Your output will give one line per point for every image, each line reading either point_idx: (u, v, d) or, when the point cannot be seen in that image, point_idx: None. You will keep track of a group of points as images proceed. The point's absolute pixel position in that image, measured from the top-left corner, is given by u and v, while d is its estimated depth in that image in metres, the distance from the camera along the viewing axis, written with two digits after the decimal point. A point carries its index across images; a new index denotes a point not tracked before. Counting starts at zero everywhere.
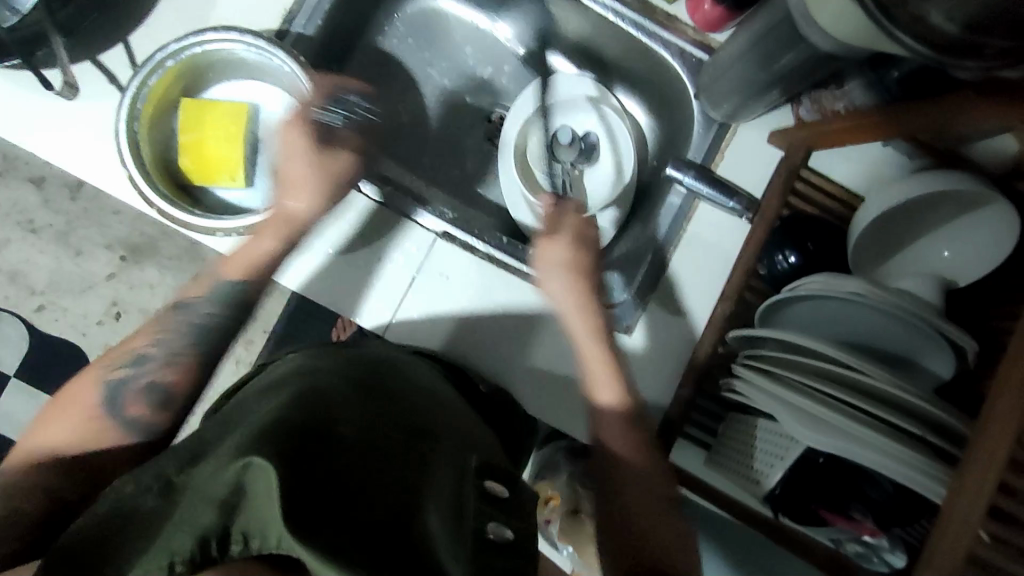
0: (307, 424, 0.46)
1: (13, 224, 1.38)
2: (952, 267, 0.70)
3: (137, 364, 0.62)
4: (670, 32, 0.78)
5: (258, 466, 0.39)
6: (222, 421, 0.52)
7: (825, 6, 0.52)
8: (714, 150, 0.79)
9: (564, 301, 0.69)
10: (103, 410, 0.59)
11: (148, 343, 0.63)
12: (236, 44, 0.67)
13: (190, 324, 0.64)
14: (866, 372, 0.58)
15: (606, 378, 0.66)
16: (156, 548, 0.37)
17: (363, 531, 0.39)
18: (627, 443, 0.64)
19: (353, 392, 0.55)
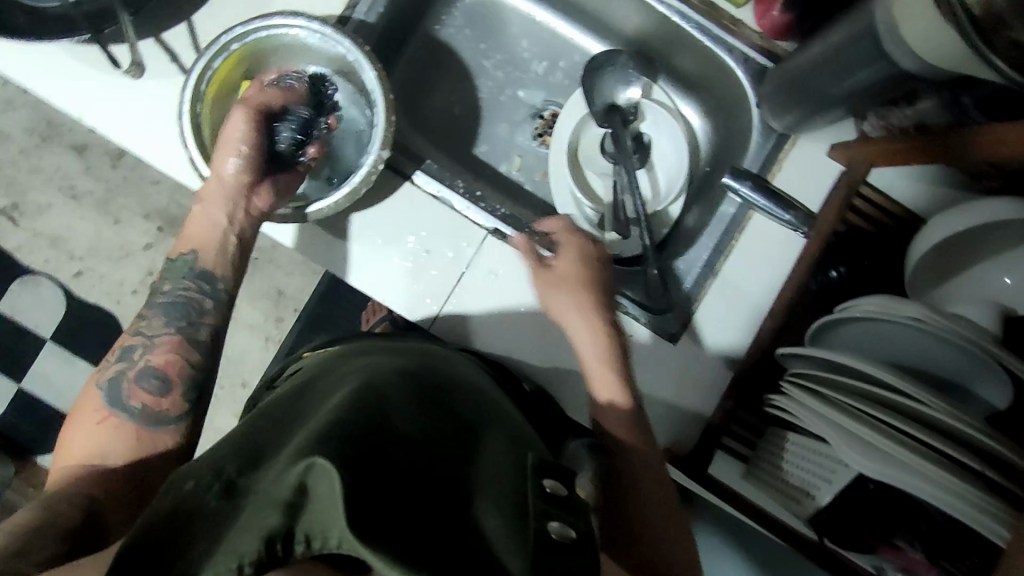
0: (365, 424, 0.46)
1: (54, 188, 1.39)
2: (1010, 296, 0.67)
3: (126, 358, 0.61)
4: (734, 38, 0.76)
5: (321, 468, 0.39)
6: (277, 417, 0.53)
7: (915, 27, 0.50)
8: (773, 159, 0.78)
9: (573, 323, 0.68)
10: (112, 408, 0.59)
11: (131, 336, 0.63)
12: (301, 30, 0.67)
13: (169, 303, 0.63)
14: (926, 403, 0.56)
15: (609, 380, 0.65)
16: (226, 545, 0.37)
17: (425, 532, 0.39)
18: (629, 436, 0.64)
19: (406, 391, 0.55)
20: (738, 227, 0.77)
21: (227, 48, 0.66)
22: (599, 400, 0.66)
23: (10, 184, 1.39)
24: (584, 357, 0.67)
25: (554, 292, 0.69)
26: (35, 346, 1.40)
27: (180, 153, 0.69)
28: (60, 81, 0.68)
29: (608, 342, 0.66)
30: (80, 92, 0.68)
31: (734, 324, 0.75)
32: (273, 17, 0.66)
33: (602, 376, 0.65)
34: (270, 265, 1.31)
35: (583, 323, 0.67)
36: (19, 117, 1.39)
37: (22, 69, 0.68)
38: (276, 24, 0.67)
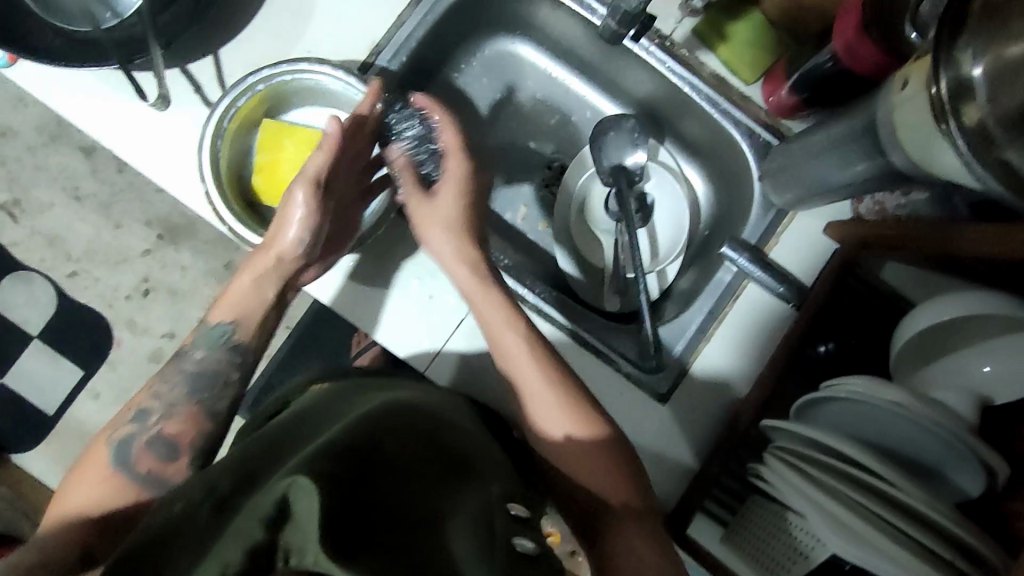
0: (357, 444, 0.49)
1: (58, 187, 1.40)
2: (991, 385, 0.68)
3: (141, 420, 0.67)
4: (742, 113, 0.78)
5: (303, 487, 0.42)
6: (290, 427, 0.56)
7: (915, 133, 0.53)
8: (771, 233, 0.80)
9: (445, 254, 0.71)
10: (118, 467, 0.65)
11: (149, 398, 0.68)
12: (324, 77, 0.70)
13: (182, 371, 0.68)
14: (896, 485, 0.58)
15: (562, 411, 0.66)
16: (211, 555, 0.39)
17: (392, 549, 0.42)
18: (612, 484, 0.64)
19: (402, 418, 0.58)
20: (732, 295, 0.79)
21: (253, 88, 0.68)
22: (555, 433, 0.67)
23: (14, 180, 1.40)
24: (525, 388, 0.68)
25: (420, 207, 0.72)
26: (22, 344, 1.39)
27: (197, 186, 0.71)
28: (89, 105, 0.70)
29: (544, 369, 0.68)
30: (107, 117, 0.71)
31: (722, 389, 0.77)
32: (299, 63, 0.69)
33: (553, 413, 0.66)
34: None
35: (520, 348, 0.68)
36: (30, 114, 1.40)
37: (52, 92, 0.70)
38: (302, 70, 0.69)
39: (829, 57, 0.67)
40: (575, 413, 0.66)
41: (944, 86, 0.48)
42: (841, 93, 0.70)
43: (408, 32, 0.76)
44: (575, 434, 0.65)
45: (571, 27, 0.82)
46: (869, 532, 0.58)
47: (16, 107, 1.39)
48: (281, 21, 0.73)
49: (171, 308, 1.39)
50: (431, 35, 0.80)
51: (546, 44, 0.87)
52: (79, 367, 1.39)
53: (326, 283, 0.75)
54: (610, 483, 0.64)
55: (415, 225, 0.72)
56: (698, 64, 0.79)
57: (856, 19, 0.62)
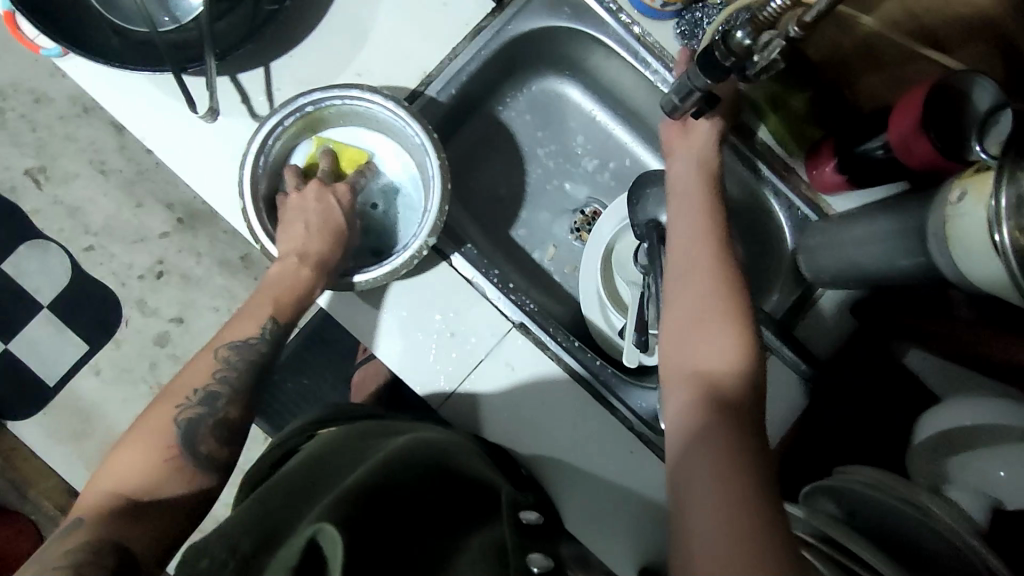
0: (369, 492, 0.54)
1: (85, 160, 1.40)
2: (1005, 488, 0.65)
3: (208, 403, 0.62)
4: (786, 184, 0.78)
5: (327, 534, 0.47)
6: (314, 469, 0.60)
7: (967, 244, 0.52)
8: (798, 308, 0.80)
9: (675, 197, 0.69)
10: (180, 449, 0.59)
11: (210, 379, 0.63)
12: (374, 106, 0.69)
13: (247, 358, 0.65)
14: None
15: (711, 323, 0.58)
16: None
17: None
18: (734, 392, 0.53)
19: (415, 460, 0.61)
20: None
21: (301, 110, 0.69)
22: (688, 363, 0.57)
23: (41, 146, 1.39)
24: (677, 250, 0.64)
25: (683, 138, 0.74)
26: (31, 312, 1.39)
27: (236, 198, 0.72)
28: (139, 107, 0.71)
29: (719, 256, 0.62)
30: (155, 120, 0.71)
31: None
32: (350, 89, 0.68)
33: (702, 291, 0.60)
34: None
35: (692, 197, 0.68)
36: (66, 85, 1.40)
37: (104, 88, 0.71)
38: (353, 96, 0.69)
39: (881, 144, 0.67)
40: (740, 340, 0.56)
41: (1001, 205, 0.48)
42: (882, 176, 0.70)
43: (461, 66, 0.76)
44: (727, 351, 0.56)
45: (623, 76, 0.81)
46: None
47: (53, 75, 1.39)
48: (336, 42, 0.74)
49: (183, 293, 1.39)
50: (484, 69, 0.79)
51: (594, 88, 0.87)
52: (85, 342, 1.38)
53: (349, 310, 0.75)
54: (714, 452, 0.48)
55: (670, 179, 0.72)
56: (746, 131, 0.78)
57: (913, 116, 0.61)
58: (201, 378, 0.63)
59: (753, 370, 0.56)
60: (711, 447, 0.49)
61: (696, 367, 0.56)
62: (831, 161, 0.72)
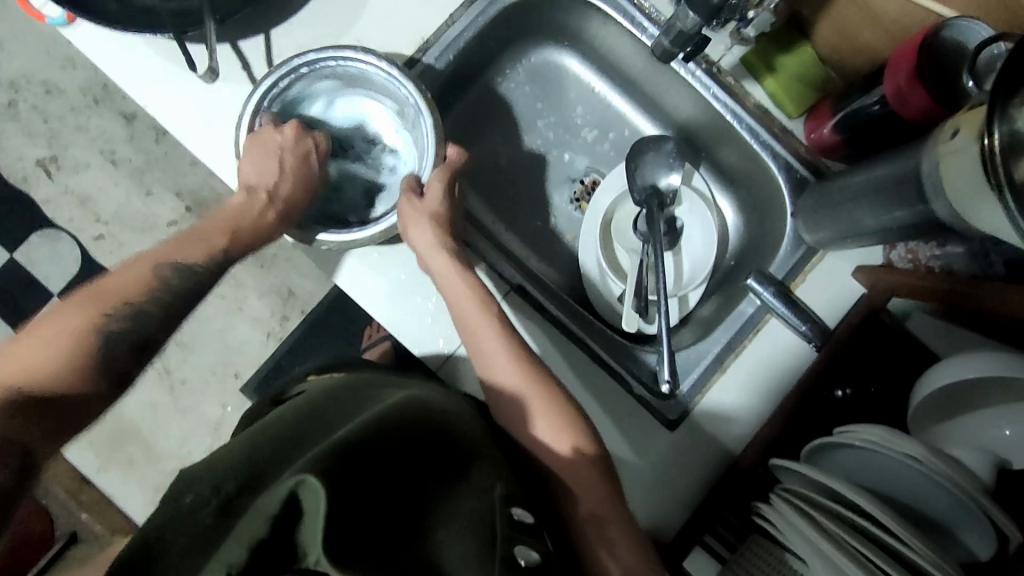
0: (362, 440, 0.55)
1: (95, 149, 1.41)
2: (1009, 448, 0.67)
3: (132, 319, 0.63)
4: (782, 146, 0.78)
5: (310, 485, 0.48)
6: (305, 421, 0.59)
7: (959, 183, 0.52)
8: (799, 269, 0.79)
9: (422, 244, 0.73)
10: (94, 357, 0.60)
11: (145, 296, 0.64)
12: (369, 66, 0.70)
13: (184, 274, 0.67)
14: (903, 540, 0.57)
15: (558, 432, 0.67)
16: (218, 553, 0.45)
17: (381, 551, 0.47)
18: (591, 503, 0.63)
19: (411, 409, 0.62)
20: (753, 328, 0.78)
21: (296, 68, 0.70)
22: (558, 448, 0.66)
23: (53, 136, 1.41)
24: (495, 373, 0.70)
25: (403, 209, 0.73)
26: (42, 300, 1.40)
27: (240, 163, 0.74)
28: (143, 73, 0.73)
29: (541, 394, 0.68)
30: (158, 86, 0.73)
31: (732, 420, 0.76)
32: (347, 50, 0.69)
33: (539, 422, 0.68)
34: (287, 264, 1.34)
35: (504, 363, 0.70)
36: (77, 76, 1.42)
37: (108, 54, 0.72)
38: (349, 57, 0.69)
39: (876, 100, 0.67)
40: (560, 423, 0.67)
41: (994, 142, 0.47)
42: (883, 138, 0.70)
43: (459, 31, 0.77)
44: (557, 452, 0.66)
45: (620, 43, 0.82)
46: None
47: (65, 66, 1.42)
48: (334, 8, 0.75)
49: None
50: (482, 37, 0.80)
51: (593, 57, 0.88)
52: None
53: (348, 273, 0.76)
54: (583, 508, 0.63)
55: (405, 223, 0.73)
56: (743, 94, 0.79)
57: (909, 64, 0.62)
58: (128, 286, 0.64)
59: (596, 451, 0.67)
60: (594, 507, 0.63)
61: (552, 469, 0.66)
62: (830, 122, 0.73)
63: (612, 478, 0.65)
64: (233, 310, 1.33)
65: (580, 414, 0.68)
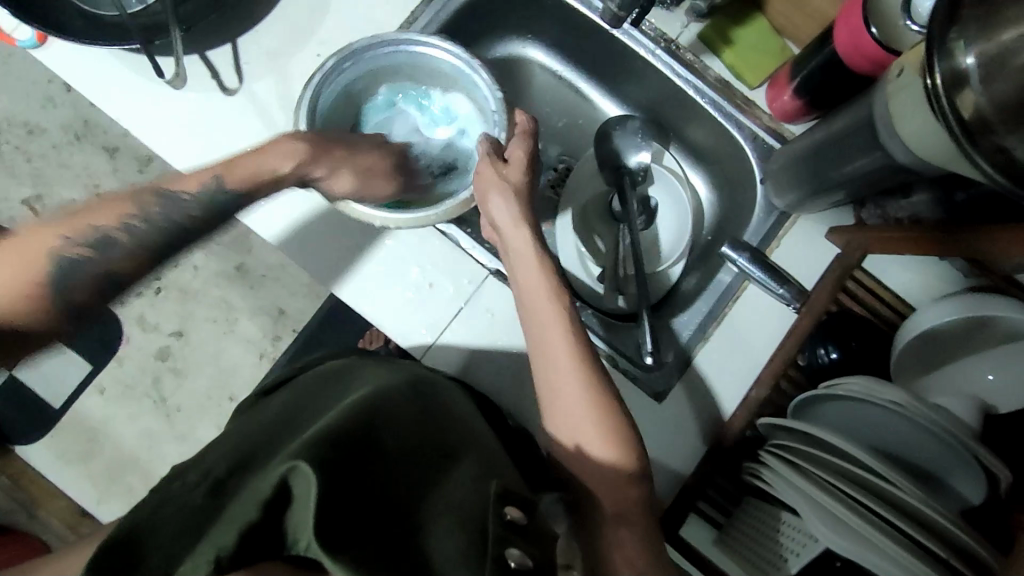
0: (356, 429, 0.50)
1: (79, 184, 1.34)
2: (995, 393, 0.69)
3: (102, 247, 0.55)
4: (746, 116, 0.80)
5: (302, 471, 0.42)
6: (284, 427, 0.55)
7: (912, 121, 0.53)
8: (772, 235, 0.80)
9: (506, 222, 0.72)
10: (47, 288, 0.53)
11: (117, 224, 0.55)
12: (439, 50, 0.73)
13: (169, 217, 0.58)
14: (895, 482, 0.57)
15: (592, 414, 0.63)
16: (206, 539, 0.40)
17: (375, 542, 0.41)
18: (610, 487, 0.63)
19: (405, 404, 0.58)
20: (733, 296, 0.78)
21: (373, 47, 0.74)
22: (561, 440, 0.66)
23: (37, 176, 1.34)
24: (549, 350, 0.66)
25: (486, 172, 0.71)
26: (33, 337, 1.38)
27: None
28: (118, 86, 0.74)
29: (586, 380, 0.64)
30: (133, 103, 0.74)
31: (720, 388, 0.76)
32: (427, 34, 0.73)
33: (575, 407, 0.64)
34: (276, 284, 1.34)
35: (558, 343, 0.66)
36: None
37: (83, 75, 0.74)
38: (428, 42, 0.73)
39: (827, 60, 0.69)
40: (600, 422, 0.63)
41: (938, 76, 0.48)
42: (840, 93, 0.71)
43: (421, 28, 0.79)
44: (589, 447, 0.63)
45: (581, 31, 0.84)
46: (860, 523, 0.56)
47: None
48: (298, 14, 0.77)
49: (181, 307, 1.34)
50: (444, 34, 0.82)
51: (557, 48, 0.90)
52: (87, 362, 1.33)
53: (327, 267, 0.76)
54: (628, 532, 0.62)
55: (482, 189, 0.71)
56: (703, 69, 0.80)
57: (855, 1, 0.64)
58: (104, 216, 0.55)
59: (637, 459, 0.64)
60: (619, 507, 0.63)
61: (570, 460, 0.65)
62: (789, 88, 0.75)
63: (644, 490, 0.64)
64: (225, 331, 1.33)
65: (619, 404, 0.65)
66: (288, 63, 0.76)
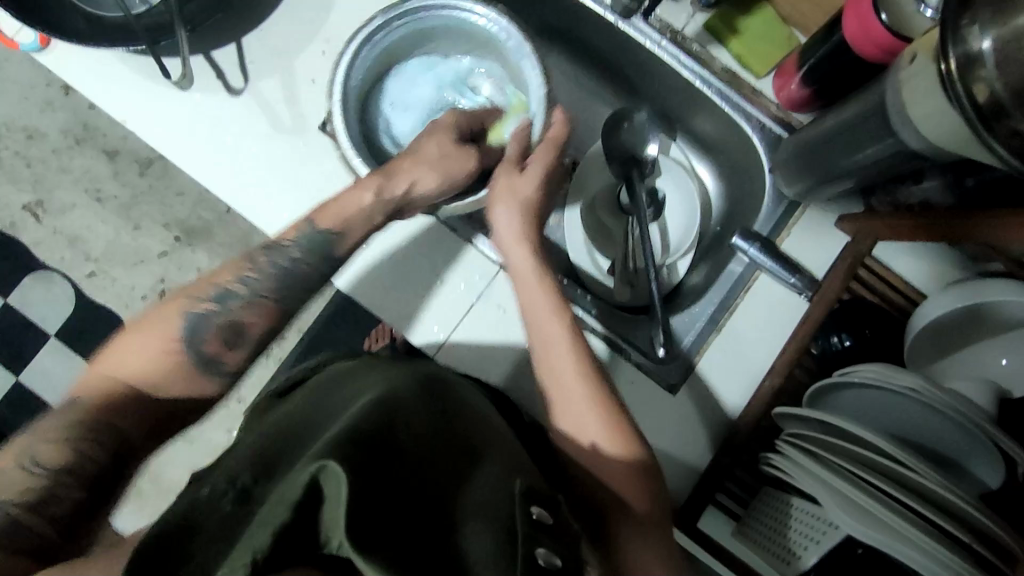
0: (380, 428, 0.48)
1: (80, 189, 1.34)
2: (1009, 376, 0.69)
3: (220, 300, 0.65)
4: (753, 106, 0.80)
5: (332, 470, 0.41)
6: (299, 432, 0.53)
7: (929, 108, 0.53)
8: (782, 224, 0.80)
9: (509, 232, 0.72)
10: (182, 343, 0.63)
11: (231, 279, 0.66)
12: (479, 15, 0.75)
13: (275, 265, 0.67)
14: (915, 468, 0.57)
15: (602, 418, 0.64)
16: (239, 544, 0.38)
17: (411, 544, 0.40)
18: (624, 488, 0.63)
19: (422, 402, 0.57)
20: (744, 286, 0.78)
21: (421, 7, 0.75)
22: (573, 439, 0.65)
23: (39, 181, 1.34)
24: (555, 360, 0.67)
25: (502, 181, 0.72)
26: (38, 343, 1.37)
27: (236, 172, 0.75)
28: (124, 90, 0.74)
29: (589, 385, 0.66)
30: (139, 105, 0.74)
31: (734, 379, 0.76)
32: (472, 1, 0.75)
33: (582, 412, 0.65)
34: None
35: (562, 351, 0.67)
36: None
37: (88, 79, 0.74)
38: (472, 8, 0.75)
39: (835, 49, 0.69)
40: (609, 425, 0.64)
41: (952, 63, 0.47)
42: (849, 80, 0.71)
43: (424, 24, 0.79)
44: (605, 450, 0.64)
45: (586, 24, 0.84)
46: (883, 511, 0.56)
47: None
48: (302, 13, 0.77)
49: None
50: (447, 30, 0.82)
51: (561, 42, 0.90)
52: None
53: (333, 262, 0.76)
54: (640, 535, 0.62)
55: (493, 200, 0.72)
56: (710, 59, 0.80)
57: None
58: (216, 279, 0.66)
59: (646, 458, 0.64)
60: (639, 515, 0.63)
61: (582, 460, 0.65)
62: (796, 78, 0.74)
63: (657, 494, 0.63)
64: None
65: (623, 410, 0.66)
66: (295, 61, 0.76)
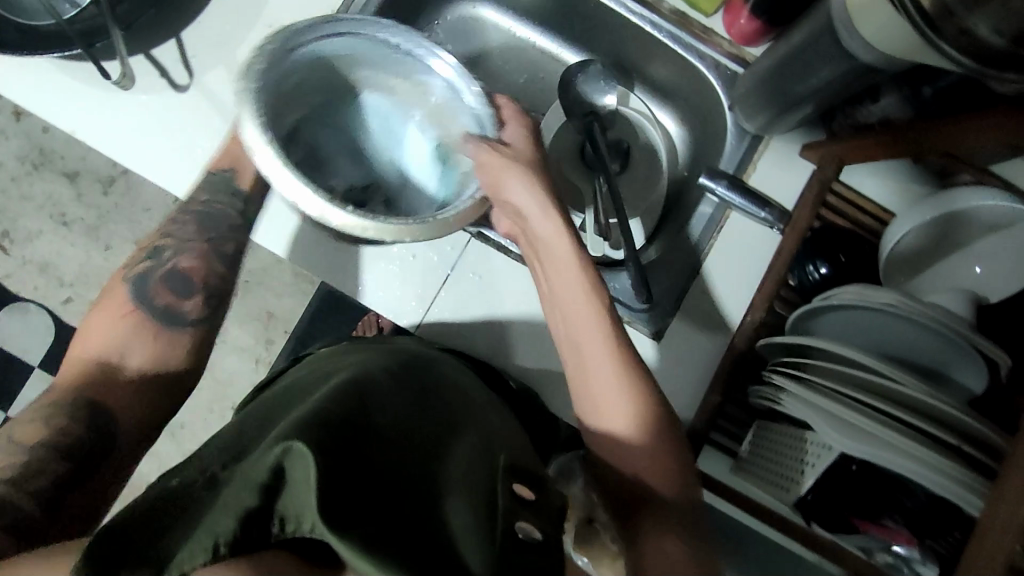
0: (353, 410, 0.48)
1: (43, 215, 1.31)
2: (983, 284, 0.69)
3: (156, 257, 0.73)
4: (705, 45, 0.79)
5: (298, 451, 0.40)
6: (268, 424, 0.52)
7: (875, 19, 0.53)
8: (747, 158, 0.79)
9: (526, 206, 0.67)
10: (133, 305, 0.72)
11: (158, 242, 0.74)
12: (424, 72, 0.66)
13: (195, 218, 0.74)
14: (898, 379, 0.58)
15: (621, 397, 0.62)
16: (202, 527, 0.39)
17: (391, 517, 0.40)
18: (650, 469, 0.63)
19: (392, 381, 0.57)
20: (716, 226, 0.78)
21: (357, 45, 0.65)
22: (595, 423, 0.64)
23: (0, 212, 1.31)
24: (584, 339, 0.64)
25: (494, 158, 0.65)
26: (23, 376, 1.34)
27: (191, 169, 0.73)
28: (67, 98, 0.72)
29: (622, 369, 0.63)
30: (85, 113, 0.73)
31: (716, 318, 0.76)
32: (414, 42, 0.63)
33: (617, 401, 0.63)
34: (260, 287, 1.31)
35: (591, 334, 0.64)
36: None
37: (28, 91, 0.72)
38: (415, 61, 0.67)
39: None
40: (631, 405, 0.62)
41: None
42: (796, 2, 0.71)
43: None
44: (622, 429, 0.63)
45: None
46: (868, 425, 0.56)
47: None
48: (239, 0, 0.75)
49: None
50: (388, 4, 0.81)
51: None
52: None
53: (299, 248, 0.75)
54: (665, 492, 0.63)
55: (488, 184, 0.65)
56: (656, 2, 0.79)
57: None
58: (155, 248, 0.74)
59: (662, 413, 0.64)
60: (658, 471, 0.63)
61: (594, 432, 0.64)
62: (744, 10, 0.74)
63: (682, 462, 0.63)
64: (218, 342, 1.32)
65: (648, 378, 0.64)
66: (238, 50, 0.75)
